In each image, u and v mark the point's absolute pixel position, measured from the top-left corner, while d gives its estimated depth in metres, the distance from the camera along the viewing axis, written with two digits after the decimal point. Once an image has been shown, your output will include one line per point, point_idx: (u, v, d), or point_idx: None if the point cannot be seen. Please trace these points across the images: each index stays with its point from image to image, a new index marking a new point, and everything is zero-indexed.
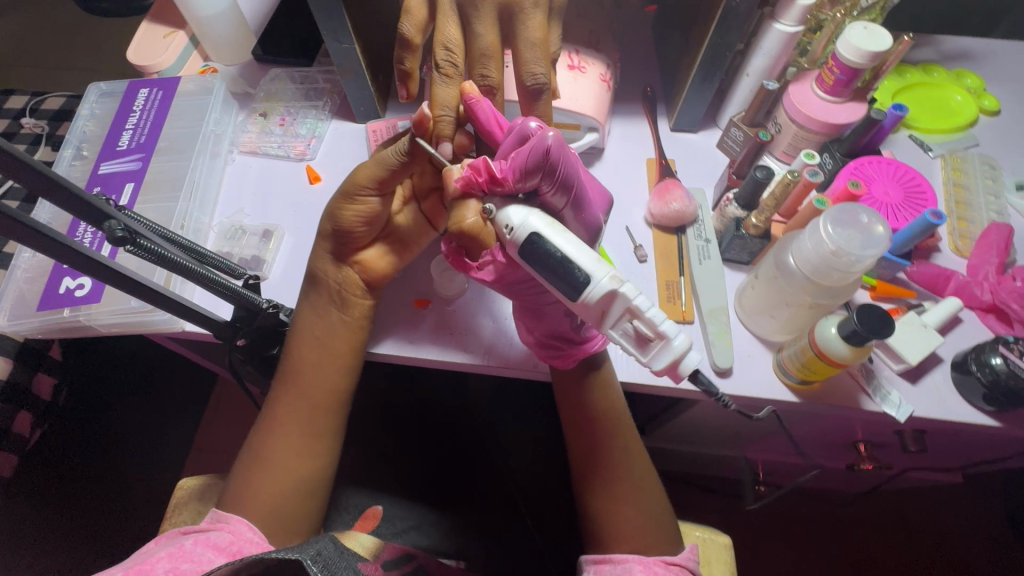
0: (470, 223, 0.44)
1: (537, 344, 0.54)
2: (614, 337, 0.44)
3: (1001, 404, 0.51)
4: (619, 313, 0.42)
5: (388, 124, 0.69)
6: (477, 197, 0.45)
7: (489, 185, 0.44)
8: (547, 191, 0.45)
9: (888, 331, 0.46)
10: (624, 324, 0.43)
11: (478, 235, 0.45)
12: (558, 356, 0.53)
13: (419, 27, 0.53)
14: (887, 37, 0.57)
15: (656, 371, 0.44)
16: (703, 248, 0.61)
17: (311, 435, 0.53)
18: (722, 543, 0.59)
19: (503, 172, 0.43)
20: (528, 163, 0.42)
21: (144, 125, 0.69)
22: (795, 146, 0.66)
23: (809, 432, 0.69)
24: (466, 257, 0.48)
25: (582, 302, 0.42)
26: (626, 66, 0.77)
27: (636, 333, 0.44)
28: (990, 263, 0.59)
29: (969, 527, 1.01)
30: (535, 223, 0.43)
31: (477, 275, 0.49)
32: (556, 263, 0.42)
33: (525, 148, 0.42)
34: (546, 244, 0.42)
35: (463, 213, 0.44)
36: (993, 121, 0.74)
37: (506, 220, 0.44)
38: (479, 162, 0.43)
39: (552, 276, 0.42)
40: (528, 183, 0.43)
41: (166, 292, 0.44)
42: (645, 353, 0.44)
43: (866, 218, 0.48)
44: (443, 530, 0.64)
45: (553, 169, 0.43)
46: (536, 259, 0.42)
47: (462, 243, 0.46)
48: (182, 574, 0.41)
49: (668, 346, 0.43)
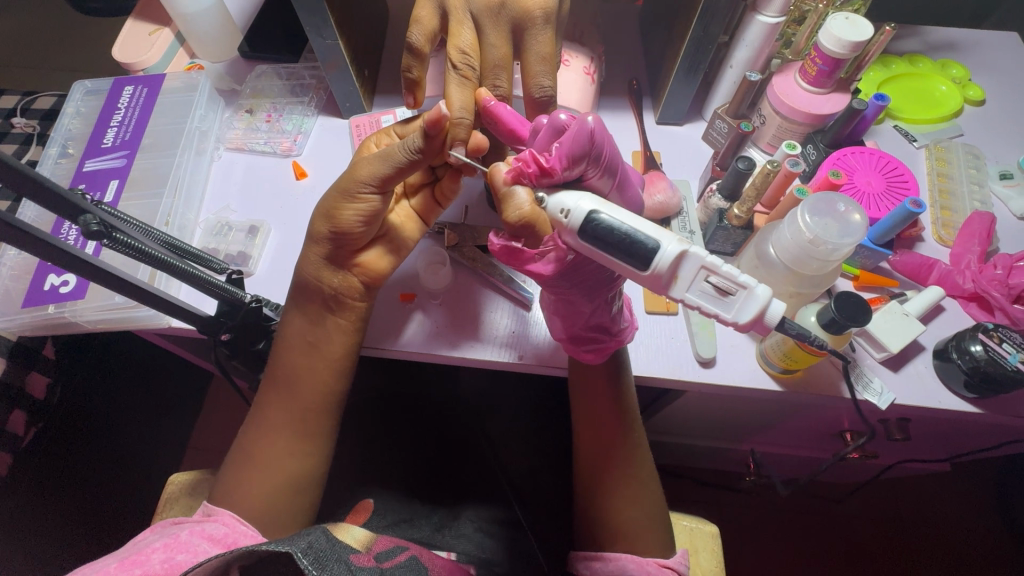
0: (527, 211, 0.42)
1: (570, 339, 0.54)
2: (694, 300, 0.41)
3: (980, 391, 0.51)
4: (694, 273, 0.40)
5: (371, 119, 0.69)
6: (526, 186, 0.43)
7: (538, 176, 0.43)
8: (593, 177, 0.45)
9: (865, 319, 0.46)
10: (700, 283, 0.40)
11: (535, 222, 0.42)
12: (593, 351, 0.53)
13: (428, 37, 0.53)
14: (868, 27, 0.57)
15: (744, 328, 0.41)
16: (687, 240, 0.62)
17: (299, 430, 0.53)
18: (708, 532, 0.59)
19: (552, 161, 0.42)
20: (576, 147, 0.42)
21: (129, 122, 0.69)
22: (779, 137, 0.67)
23: (795, 423, 0.69)
24: (519, 248, 0.45)
25: (659, 274, 0.39)
26: (612, 59, 0.78)
27: (715, 290, 0.40)
28: (973, 251, 0.60)
29: (958, 515, 1.02)
30: (588, 202, 0.41)
31: (535, 267, 0.45)
32: (621, 235, 0.39)
33: (568, 133, 0.42)
34: (606, 219, 0.40)
35: (519, 202, 0.42)
36: (978, 111, 0.74)
37: (559, 205, 0.41)
38: (527, 154, 0.42)
39: (620, 253, 0.40)
40: (575, 170, 0.43)
41: (148, 289, 0.44)
42: (728, 308, 0.40)
43: (843, 206, 0.48)
44: (433, 526, 0.63)
45: (598, 151, 0.44)
46: (599, 236, 0.40)
47: (519, 233, 0.43)
48: (178, 565, 0.42)
49: (752, 295, 0.40)
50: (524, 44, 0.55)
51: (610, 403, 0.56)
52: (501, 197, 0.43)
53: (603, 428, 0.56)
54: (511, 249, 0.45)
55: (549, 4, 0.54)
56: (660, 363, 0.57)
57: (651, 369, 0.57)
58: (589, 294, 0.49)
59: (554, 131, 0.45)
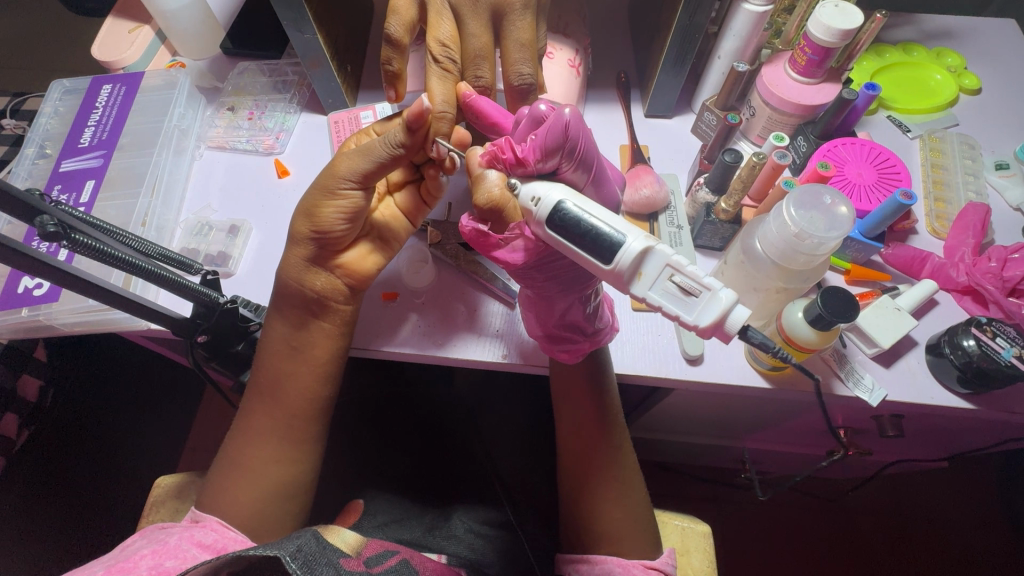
0: (496, 194, 0.43)
1: (546, 337, 0.53)
2: (656, 300, 0.40)
3: (974, 386, 0.50)
4: (659, 271, 0.39)
5: (351, 115, 0.68)
6: (500, 170, 0.45)
7: (512, 164, 0.43)
8: (569, 171, 0.43)
9: (852, 315, 0.45)
10: (664, 283, 0.40)
11: (504, 206, 0.44)
12: (568, 350, 0.53)
13: (406, 27, 0.52)
14: (858, 14, 0.56)
15: (703, 332, 0.40)
16: (675, 235, 0.61)
17: (278, 433, 0.52)
18: (701, 532, 0.58)
19: (525, 152, 0.42)
20: (549, 140, 0.41)
21: (107, 122, 0.68)
22: (769, 129, 0.66)
23: (789, 420, 0.68)
24: (488, 231, 0.46)
25: (621, 269, 0.39)
26: (601, 52, 0.76)
27: (679, 291, 0.40)
28: (967, 244, 0.59)
29: (960, 511, 1.00)
30: (560, 193, 0.40)
31: (504, 252, 0.46)
32: (584, 230, 0.39)
33: (543, 125, 0.41)
34: (575, 212, 0.40)
35: (489, 185, 0.44)
36: (973, 100, 0.73)
37: (530, 194, 0.41)
38: (504, 142, 0.44)
39: (584, 246, 0.39)
40: (549, 163, 0.42)
41: (119, 291, 0.43)
42: (689, 309, 0.39)
43: (830, 199, 0.47)
44: (424, 527, 0.61)
45: (572, 145, 0.42)
46: (565, 230, 0.40)
47: (486, 215, 0.45)
48: (165, 571, 0.41)
49: (715, 298, 0.39)
50: (503, 30, 0.53)
51: (594, 404, 0.55)
52: (475, 179, 0.45)
53: (588, 431, 0.55)
54: (478, 232, 0.46)
55: None
56: (646, 361, 0.56)
57: (635, 367, 0.56)
58: (565, 290, 0.49)
59: (534, 122, 0.44)
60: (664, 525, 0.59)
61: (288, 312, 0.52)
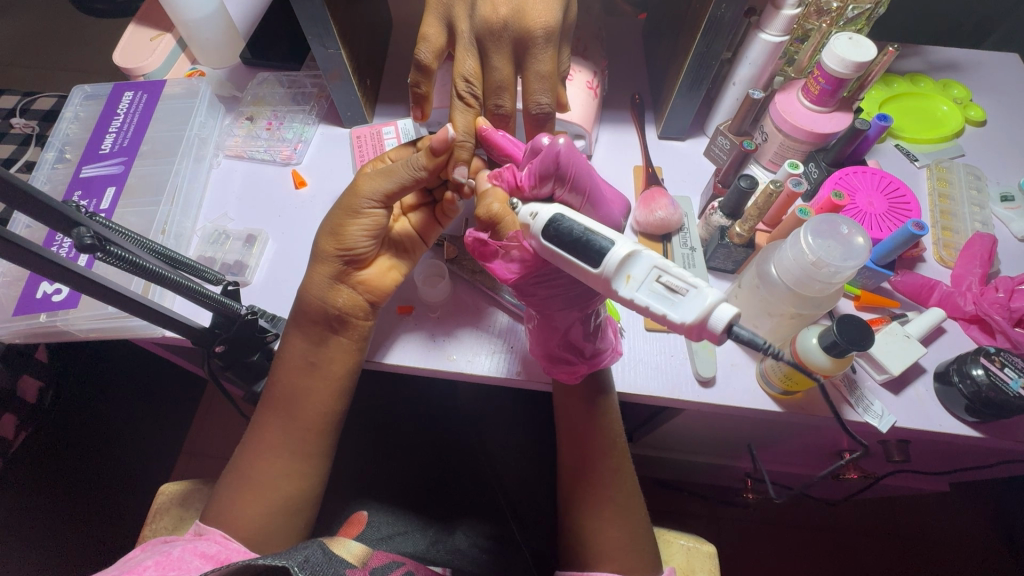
0: (495, 210, 0.45)
1: (547, 357, 0.54)
2: (643, 300, 0.39)
3: (983, 416, 0.51)
4: (646, 273, 0.39)
5: (372, 130, 0.70)
6: (501, 189, 0.47)
7: (516, 189, 0.46)
8: (564, 196, 0.45)
9: (867, 344, 0.46)
10: (651, 284, 0.39)
11: (498, 221, 0.45)
12: (565, 371, 0.53)
13: (436, 54, 0.54)
14: (871, 48, 0.57)
15: (691, 331, 0.38)
16: (688, 257, 0.62)
17: (287, 445, 0.52)
18: (707, 552, 0.57)
19: (522, 179, 0.45)
20: (540, 169, 0.43)
21: (128, 128, 0.68)
22: (781, 154, 0.67)
23: (796, 441, 0.68)
24: (489, 246, 0.47)
25: (609, 273, 0.39)
26: (617, 73, 0.78)
27: (665, 290, 0.39)
28: (974, 273, 0.59)
29: (960, 534, 1.01)
30: (555, 208, 0.41)
31: (501, 263, 0.47)
32: (575, 238, 0.40)
33: (537, 155, 0.43)
34: (569, 221, 0.40)
35: (489, 202, 0.46)
36: (978, 131, 0.74)
37: (529, 210, 0.42)
38: (507, 173, 0.47)
39: (575, 251, 0.40)
40: (543, 189, 0.44)
41: (145, 301, 0.43)
42: (675, 307, 0.38)
43: (846, 229, 0.47)
44: (428, 539, 0.62)
45: (563, 172, 0.43)
46: (558, 242, 0.40)
47: (486, 228, 0.46)
48: None
49: (700, 294, 0.38)
50: (526, 60, 0.54)
51: (596, 423, 0.55)
52: (480, 196, 0.48)
53: (593, 448, 0.55)
54: (479, 242, 0.47)
55: (551, 23, 0.52)
56: (659, 382, 0.56)
57: (647, 388, 0.56)
58: (565, 307, 0.49)
59: (536, 152, 0.46)
60: (669, 545, 0.58)
61: (307, 328, 0.52)
